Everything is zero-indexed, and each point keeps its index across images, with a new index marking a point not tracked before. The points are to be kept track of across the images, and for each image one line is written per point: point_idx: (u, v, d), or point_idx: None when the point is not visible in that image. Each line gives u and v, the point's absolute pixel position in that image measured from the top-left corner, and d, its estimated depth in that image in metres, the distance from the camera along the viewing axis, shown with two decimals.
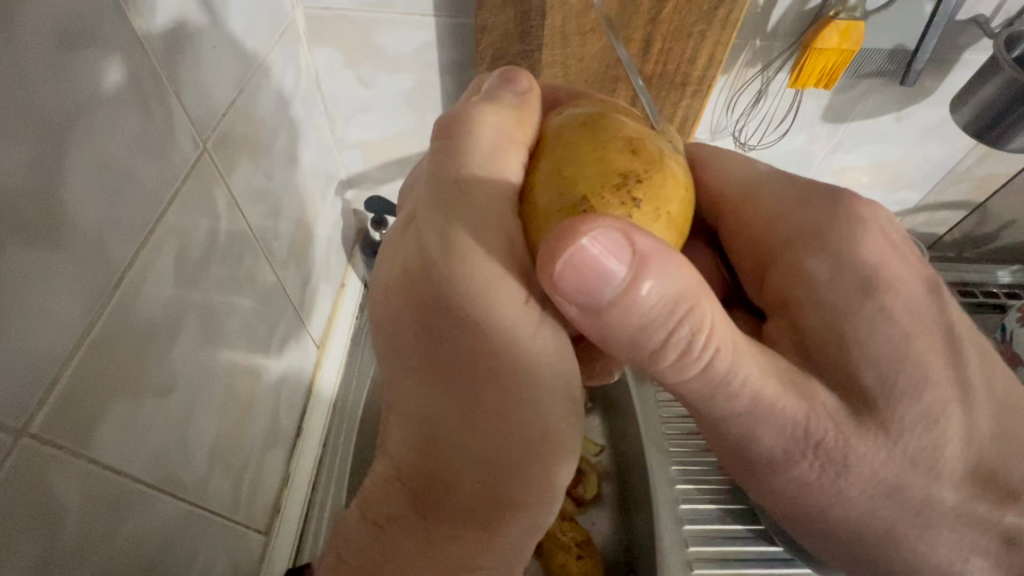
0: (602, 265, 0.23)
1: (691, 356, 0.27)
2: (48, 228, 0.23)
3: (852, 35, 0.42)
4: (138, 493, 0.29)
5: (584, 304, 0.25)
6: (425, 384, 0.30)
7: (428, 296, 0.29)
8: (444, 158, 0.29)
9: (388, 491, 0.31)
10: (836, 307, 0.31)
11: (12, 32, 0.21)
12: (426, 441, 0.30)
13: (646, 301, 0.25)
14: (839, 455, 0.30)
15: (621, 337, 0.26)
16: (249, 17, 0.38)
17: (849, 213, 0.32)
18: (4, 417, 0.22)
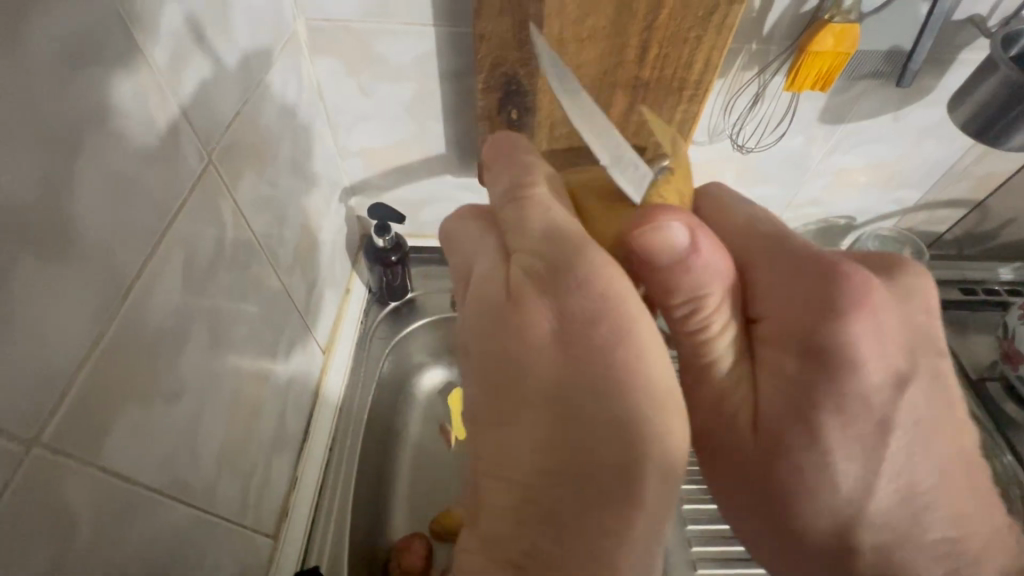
0: (670, 236, 0.28)
1: (689, 324, 0.32)
2: (60, 239, 0.23)
3: (848, 38, 0.42)
4: (146, 501, 0.30)
5: (646, 264, 0.29)
6: (540, 356, 0.26)
7: (545, 267, 0.27)
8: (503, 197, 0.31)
9: (492, 499, 0.26)
10: (793, 374, 0.32)
11: (22, 48, 0.21)
12: (537, 424, 0.25)
13: (693, 274, 0.30)
14: (740, 454, 0.34)
15: (653, 291, 0.31)
16: (251, 30, 0.38)
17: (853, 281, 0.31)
18: (18, 426, 0.22)
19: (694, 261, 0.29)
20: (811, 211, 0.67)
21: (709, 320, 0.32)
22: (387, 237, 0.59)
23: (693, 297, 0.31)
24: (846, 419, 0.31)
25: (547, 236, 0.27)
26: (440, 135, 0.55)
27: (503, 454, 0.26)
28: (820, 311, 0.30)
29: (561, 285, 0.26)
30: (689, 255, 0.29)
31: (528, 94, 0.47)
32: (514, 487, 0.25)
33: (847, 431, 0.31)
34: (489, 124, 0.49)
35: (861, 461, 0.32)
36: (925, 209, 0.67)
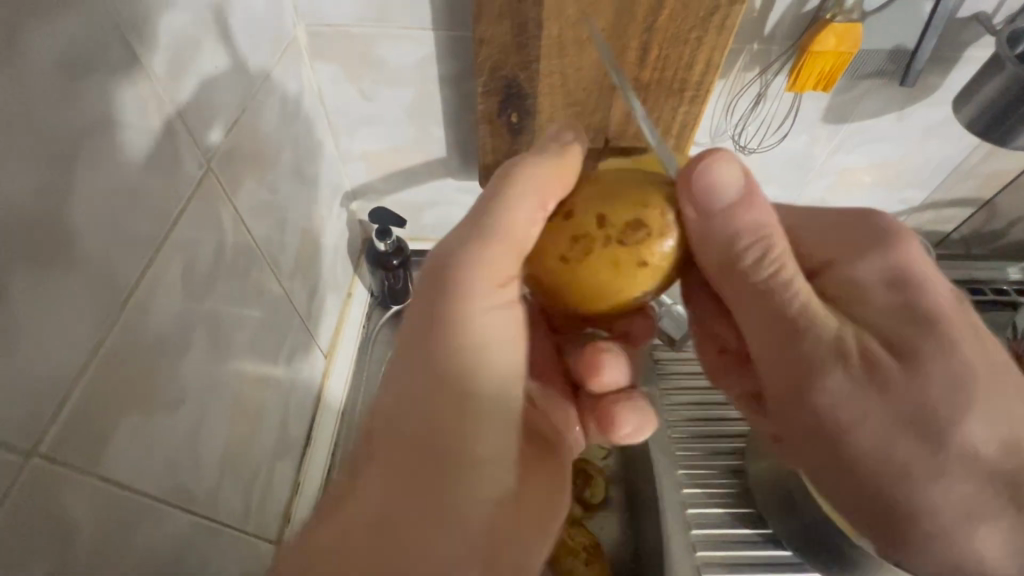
0: (727, 172, 0.29)
1: (757, 272, 0.31)
2: (59, 248, 0.24)
3: (849, 38, 0.42)
4: (147, 508, 0.30)
5: (711, 203, 0.29)
6: (443, 363, 0.31)
7: (460, 284, 0.31)
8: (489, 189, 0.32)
9: (378, 454, 0.30)
10: (901, 322, 0.31)
11: (19, 59, 0.21)
12: (432, 418, 0.30)
13: (751, 214, 0.31)
14: (874, 424, 0.30)
15: (719, 237, 0.30)
16: (252, 36, 0.38)
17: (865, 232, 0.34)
18: (15, 437, 0.22)
19: (752, 199, 0.31)
20: (815, 212, 0.67)
21: (783, 261, 0.31)
22: (388, 241, 0.59)
23: (760, 239, 0.31)
24: (940, 330, 0.30)
25: (487, 220, 0.31)
26: (440, 139, 0.55)
27: (403, 413, 0.30)
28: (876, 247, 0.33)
29: (471, 267, 0.31)
30: (752, 191, 0.31)
31: (528, 97, 0.47)
32: (413, 441, 0.29)
33: (949, 343, 0.30)
34: (490, 127, 0.49)
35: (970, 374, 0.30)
36: (931, 208, 0.66)
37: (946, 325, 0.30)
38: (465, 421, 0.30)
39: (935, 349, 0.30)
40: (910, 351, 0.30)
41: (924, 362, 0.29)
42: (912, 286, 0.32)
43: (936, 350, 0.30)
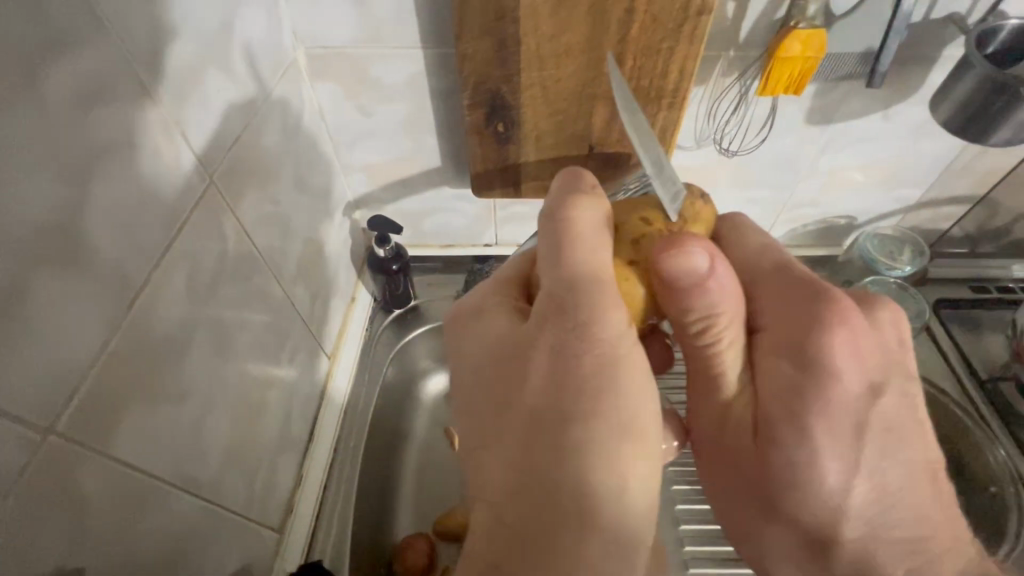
0: (693, 258, 0.32)
1: (700, 339, 0.36)
2: (72, 256, 0.27)
3: (814, 43, 0.43)
4: (153, 490, 0.33)
5: (671, 284, 0.33)
6: (575, 400, 0.31)
7: (572, 324, 0.32)
8: (559, 250, 0.33)
9: (531, 516, 0.29)
10: (786, 387, 0.34)
11: (42, 94, 0.24)
12: (571, 460, 0.30)
13: (710, 294, 0.33)
14: (726, 444, 0.39)
15: (674, 309, 0.35)
16: (254, 60, 0.42)
17: (812, 315, 0.34)
18: (35, 417, 0.25)
19: (711, 282, 0.33)
20: (808, 212, 0.67)
21: (722, 333, 0.35)
22: (387, 247, 0.62)
23: (707, 314, 0.34)
24: (816, 433, 0.34)
25: (572, 278, 0.32)
26: (435, 150, 0.58)
27: (553, 468, 0.30)
28: (810, 324, 0.34)
29: (583, 320, 0.32)
30: (710, 278, 0.33)
31: (512, 109, 0.49)
32: (574, 490, 0.29)
33: (812, 446, 0.34)
34: (478, 137, 0.52)
35: (822, 474, 0.35)
36: (928, 207, 0.66)
37: (821, 427, 0.34)
38: (614, 475, 0.30)
39: (794, 446, 0.35)
40: (773, 443, 0.35)
41: (778, 453, 0.35)
42: (814, 371, 0.33)
43: (792, 445, 0.35)
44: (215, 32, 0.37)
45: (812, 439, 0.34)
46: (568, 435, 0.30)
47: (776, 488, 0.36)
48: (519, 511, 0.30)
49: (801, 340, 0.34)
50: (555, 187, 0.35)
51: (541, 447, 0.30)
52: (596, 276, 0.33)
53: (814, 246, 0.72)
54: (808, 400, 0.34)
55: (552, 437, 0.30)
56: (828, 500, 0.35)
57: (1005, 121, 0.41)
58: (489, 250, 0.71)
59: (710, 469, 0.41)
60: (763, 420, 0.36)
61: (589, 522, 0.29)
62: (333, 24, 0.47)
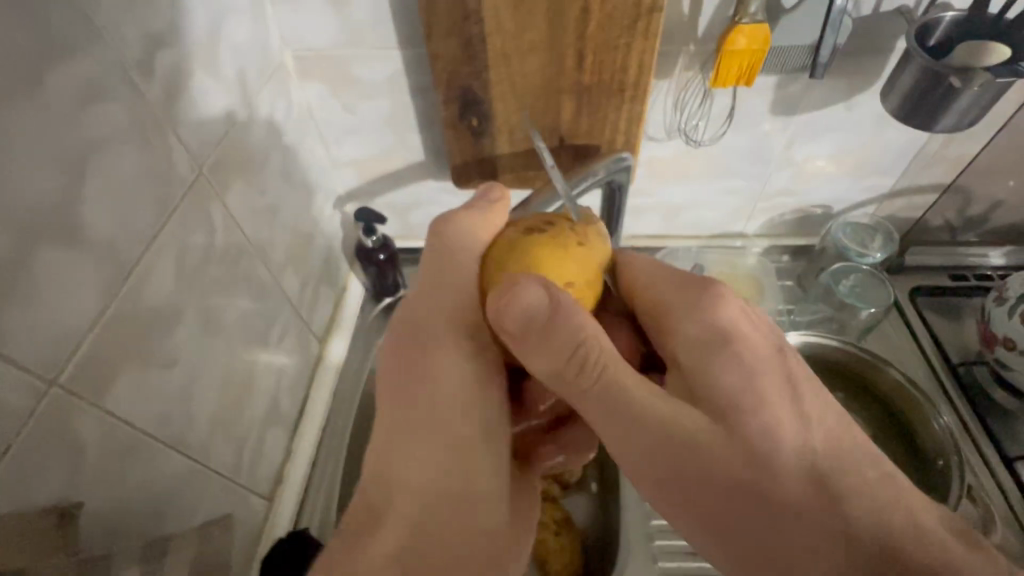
0: (525, 299, 0.34)
1: (582, 372, 0.35)
2: (73, 234, 0.31)
3: (757, 37, 0.45)
4: (145, 444, 0.36)
5: (526, 319, 0.34)
6: (433, 404, 0.38)
7: (426, 340, 0.39)
8: (435, 267, 0.40)
9: (399, 504, 0.36)
10: (708, 360, 0.35)
11: (45, 94, 0.29)
12: (428, 455, 0.37)
13: (566, 328, 0.34)
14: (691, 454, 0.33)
15: (553, 342, 0.35)
16: (241, 61, 0.46)
17: (704, 302, 0.37)
18: (41, 369, 0.29)
19: (557, 319, 0.34)
20: (785, 202, 0.69)
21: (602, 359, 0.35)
22: (373, 237, 0.65)
23: (574, 346, 0.35)
24: (761, 404, 0.33)
25: (430, 294, 0.40)
26: (418, 145, 0.62)
27: (410, 472, 0.37)
28: (694, 302, 0.37)
29: (434, 342, 0.39)
30: (552, 315, 0.34)
31: (484, 104, 0.52)
32: (424, 500, 0.36)
33: (763, 414, 0.33)
34: (453, 131, 0.55)
35: (785, 447, 0.33)
36: (903, 195, 0.67)
37: (763, 395, 0.34)
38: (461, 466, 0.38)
39: (755, 419, 0.33)
40: (738, 427, 0.33)
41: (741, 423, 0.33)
42: (730, 343, 0.35)
43: (757, 429, 0.33)
44: (203, 36, 0.41)
45: (761, 410, 0.33)
46: (432, 450, 0.37)
47: (758, 482, 0.32)
48: (375, 500, 0.36)
49: (705, 319, 0.36)
50: (478, 199, 0.43)
51: (407, 451, 0.37)
52: (454, 291, 0.40)
53: (796, 236, 0.73)
54: (734, 376, 0.34)
55: (422, 436, 0.37)
56: (796, 455, 0.33)
57: (948, 108, 0.44)
58: None
59: (687, 498, 0.34)
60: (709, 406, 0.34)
61: (440, 505, 0.37)
62: (316, 28, 0.51)
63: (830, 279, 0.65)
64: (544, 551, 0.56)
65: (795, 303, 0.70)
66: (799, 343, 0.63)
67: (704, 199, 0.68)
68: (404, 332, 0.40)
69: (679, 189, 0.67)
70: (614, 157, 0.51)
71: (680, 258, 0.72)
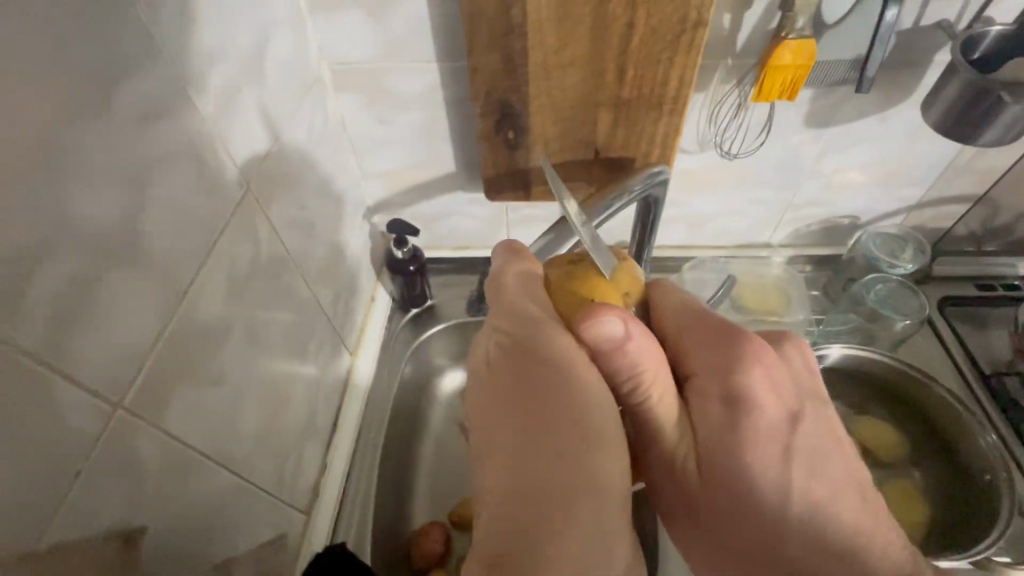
0: (607, 325, 0.34)
1: (633, 397, 0.36)
2: (136, 254, 0.30)
3: (804, 52, 0.45)
4: (198, 464, 0.36)
5: (603, 343, 0.34)
6: (554, 395, 0.34)
7: (529, 344, 0.36)
8: (501, 300, 0.40)
9: (541, 501, 0.31)
10: (719, 425, 0.36)
11: (114, 114, 0.28)
12: (562, 447, 0.32)
13: (636, 353, 0.34)
14: (673, 488, 0.38)
15: (615, 371, 0.35)
16: (284, 76, 0.46)
17: (733, 358, 0.37)
18: (107, 392, 0.29)
19: (630, 346, 0.34)
20: (814, 212, 0.69)
21: (650, 392, 0.36)
22: (404, 249, 0.65)
23: (635, 374, 0.35)
24: (749, 461, 0.36)
25: (511, 321, 0.38)
26: (449, 157, 0.62)
27: (545, 466, 0.32)
28: (724, 361, 0.37)
29: (544, 344, 0.35)
30: (628, 342, 0.34)
31: (521, 117, 0.52)
32: (570, 496, 0.31)
33: (749, 471, 0.36)
34: (488, 144, 0.55)
35: (760, 501, 0.36)
36: (931, 206, 0.67)
37: (755, 455, 0.36)
38: (601, 456, 0.33)
39: (736, 473, 0.36)
40: (718, 475, 0.36)
41: (717, 477, 0.36)
42: (738, 409, 0.36)
43: (740, 485, 0.36)
44: (251, 53, 0.41)
45: (746, 465, 0.36)
46: (569, 441, 0.33)
47: (726, 520, 0.37)
48: (518, 504, 0.31)
49: (725, 381, 0.37)
50: (511, 246, 0.43)
51: (535, 447, 0.33)
52: (535, 315, 0.37)
53: (818, 246, 0.73)
54: (734, 435, 0.36)
55: (549, 429, 0.33)
56: (766, 517, 0.36)
57: (991, 123, 0.44)
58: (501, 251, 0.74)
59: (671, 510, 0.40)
60: (701, 457, 0.37)
61: (586, 500, 0.31)
62: (354, 41, 0.51)
63: (860, 289, 0.65)
64: None
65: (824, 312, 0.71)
66: (839, 357, 0.64)
67: (733, 210, 0.68)
68: (506, 337, 0.37)
69: (709, 199, 0.67)
70: (652, 171, 0.52)
71: (707, 269, 0.72)
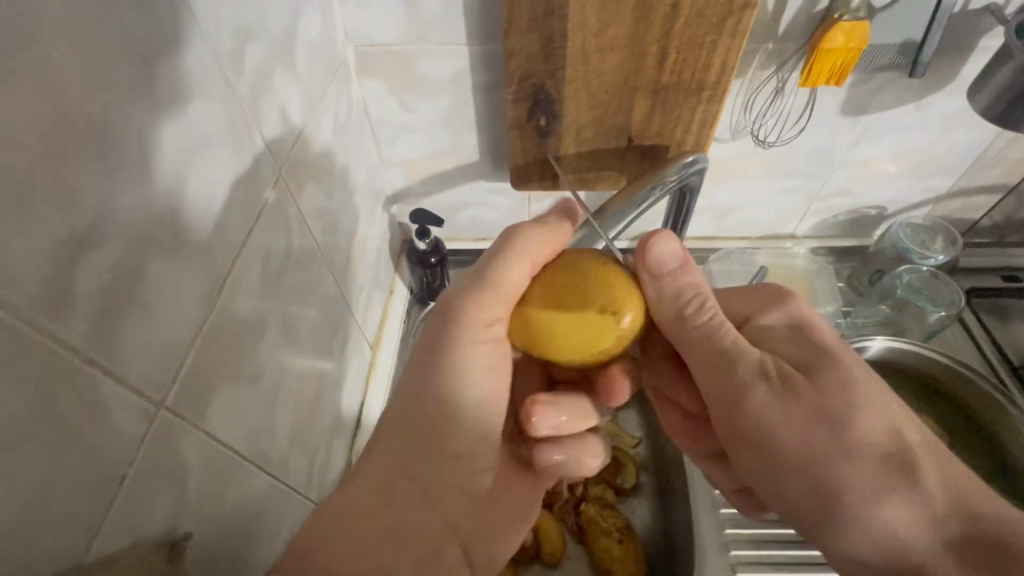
0: (671, 245, 0.36)
1: (699, 317, 0.36)
2: (177, 243, 0.28)
3: (858, 34, 0.44)
4: (236, 464, 0.35)
5: (665, 264, 0.36)
6: (445, 388, 0.38)
7: (461, 329, 0.38)
8: (502, 253, 0.37)
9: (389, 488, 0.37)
10: (794, 337, 0.36)
11: (156, 93, 0.26)
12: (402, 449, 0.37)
13: (696, 274, 0.37)
14: (787, 398, 0.34)
15: (685, 291, 0.36)
16: (312, 58, 0.44)
17: (777, 296, 0.39)
18: (151, 391, 0.27)
19: (689, 270, 0.37)
20: (841, 203, 0.67)
21: (718, 309, 0.36)
22: (427, 240, 0.64)
23: (699, 292, 0.36)
24: (835, 362, 0.34)
25: (481, 272, 0.38)
26: (474, 144, 0.60)
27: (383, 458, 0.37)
28: (777, 299, 0.39)
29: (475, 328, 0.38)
30: (686, 266, 0.37)
31: (555, 102, 0.50)
32: (370, 489, 0.36)
33: (846, 372, 0.34)
34: (519, 130, 0.53)
35: (862, 409, 0.33)
36: (959, 196, 0.66)
37: (838, 358, 0.35)
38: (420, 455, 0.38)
39: (827, 372, 0.34)
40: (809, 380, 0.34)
41: (819, 384, 0.34)
42: (808, 327, 0.37)
43: (844, 393, 0.33)
44: (282, 31, 0.39)
45: (837, 367, 0.34)
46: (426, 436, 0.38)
47: (839, 439, 0.32)
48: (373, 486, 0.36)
49: (779, 306, 0.39)
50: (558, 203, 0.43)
51: (416, 431, 0.38)
52: (506, 282, 0.37)
53: (842, 238, 0.73)
54: (807, 344, 0.36)
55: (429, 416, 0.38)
56: (884, 426, 0.33)
57: None
58: None
59: (770, 450, 0.34)
60: (795, 365, 0.35)
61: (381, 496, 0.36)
62: (382, 23, 0.49)
63: (889, 281, 0.65)
64: (608, 557, 0.56)
65: (852, 305, 0.71)
66: (882, 349, 0.63)
67: (761, 201, 0.67)
68: (484, 296, 0.37)
69: (738, 189, 0.65)
70: (685, 161, 0.49)
71: (734, 260, 0.71)
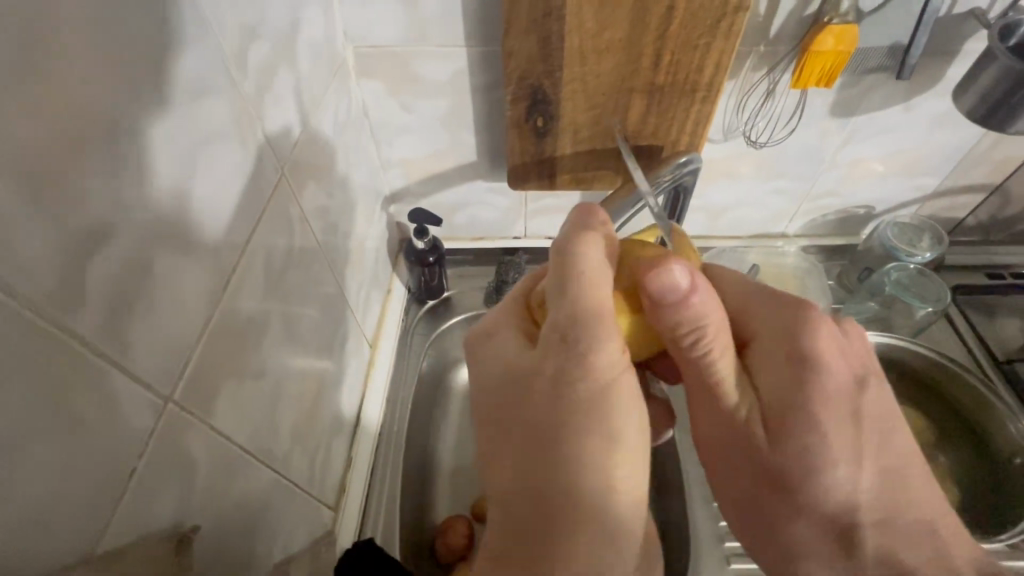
0: (671, 276, 0.34)
1: (693, 350, 0.36)
2: (184, 239, 0.29)
3: (847, 38, 0.46)
4: (241, 460, 0.35)
5: (664, 294, 0.34)
6: (567, 421, 0.33)
7: (560, 359, 0.34)
8: (569, 279, 0.34)
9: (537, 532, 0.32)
10: (791, 381, 0.37)
11: (164, 90, 0.27)
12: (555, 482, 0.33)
13: (700, 306, 0.34)
14: (756, 441, 0.39)
15: (680, 324, 0.35)
16: (313, 59, 0.44)
17: (797, 321, 0.38)
18: (159, 385, 0.27)
19: (693, 300, 0.34)
20: (832, 203, 0.69)
21: (712, 344, 0.36)
22: (425, 239, 0.64)
23: (696, 328, 0.35)
24: (820, 416, 0.37)
25: (560, 299, 0.34)
26: (472, 144, 0.60)
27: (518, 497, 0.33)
28: (791, 305, 0.39)
29: (583, 353, 0.33)
30: (691, 297, 0.34)
31: (553, 103, 0.51)
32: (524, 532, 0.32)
33: (824, 431, 0.37)
34: (518, 131, 0.54)
35: (829, 459, 0.37)
36: (944, 196, 0.68)
37: (823, 412, 0.37)
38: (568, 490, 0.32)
39: (809, 429, 0.37)
40: (790, 430, 0.37)
41: (791, 441, 0.37)
42: (811, 369, 0.37)
43: (811, 446, 0.37)
44: (284, 32, 0.39)
45: (818, 420, 0.37)
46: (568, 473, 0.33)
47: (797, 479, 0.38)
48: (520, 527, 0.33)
49: (789, 333, 0.38)
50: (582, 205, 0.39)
51: (540, 470, 0.33)
52: (593, 307, 0.33)
53: (833, 237, 0.74)
54: (805, 388, 0.37)
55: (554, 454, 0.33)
56: (843, 474, 0.38)
57: None
58: (517, 241, 0.73)
59: (745, 475, 0.40)
60: (768, 407, 0.38)
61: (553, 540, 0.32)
62: (382, 25, 0.50)
63: (879, 279, 0.67)
64: None
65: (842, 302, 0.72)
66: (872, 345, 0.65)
67: (753, 201, 0.68)
68: (570, 328, 0.33)
69: (731, 189, 0.67)
70: (678, 161, 0.50)
71: (726, 259, 0.72)
